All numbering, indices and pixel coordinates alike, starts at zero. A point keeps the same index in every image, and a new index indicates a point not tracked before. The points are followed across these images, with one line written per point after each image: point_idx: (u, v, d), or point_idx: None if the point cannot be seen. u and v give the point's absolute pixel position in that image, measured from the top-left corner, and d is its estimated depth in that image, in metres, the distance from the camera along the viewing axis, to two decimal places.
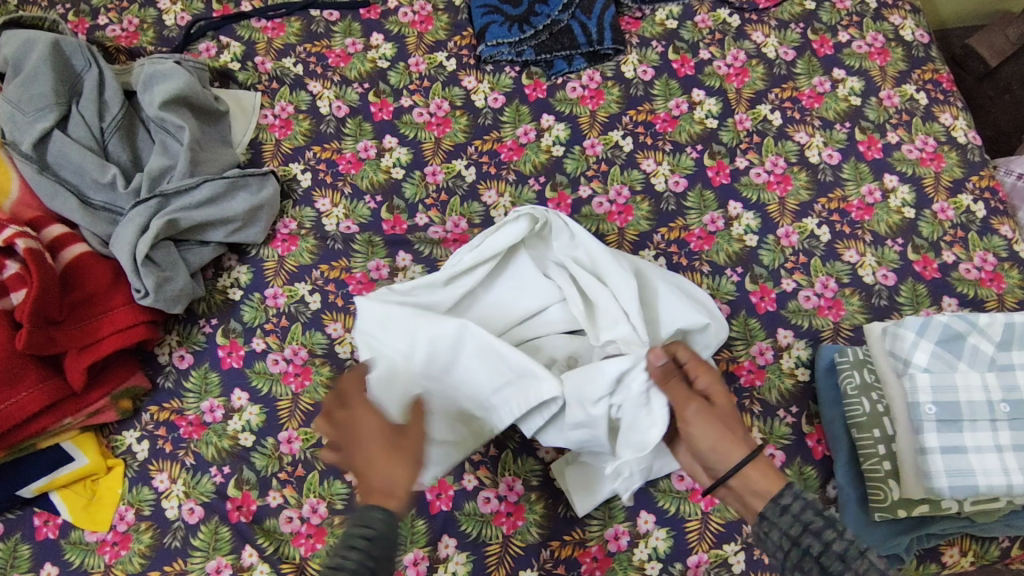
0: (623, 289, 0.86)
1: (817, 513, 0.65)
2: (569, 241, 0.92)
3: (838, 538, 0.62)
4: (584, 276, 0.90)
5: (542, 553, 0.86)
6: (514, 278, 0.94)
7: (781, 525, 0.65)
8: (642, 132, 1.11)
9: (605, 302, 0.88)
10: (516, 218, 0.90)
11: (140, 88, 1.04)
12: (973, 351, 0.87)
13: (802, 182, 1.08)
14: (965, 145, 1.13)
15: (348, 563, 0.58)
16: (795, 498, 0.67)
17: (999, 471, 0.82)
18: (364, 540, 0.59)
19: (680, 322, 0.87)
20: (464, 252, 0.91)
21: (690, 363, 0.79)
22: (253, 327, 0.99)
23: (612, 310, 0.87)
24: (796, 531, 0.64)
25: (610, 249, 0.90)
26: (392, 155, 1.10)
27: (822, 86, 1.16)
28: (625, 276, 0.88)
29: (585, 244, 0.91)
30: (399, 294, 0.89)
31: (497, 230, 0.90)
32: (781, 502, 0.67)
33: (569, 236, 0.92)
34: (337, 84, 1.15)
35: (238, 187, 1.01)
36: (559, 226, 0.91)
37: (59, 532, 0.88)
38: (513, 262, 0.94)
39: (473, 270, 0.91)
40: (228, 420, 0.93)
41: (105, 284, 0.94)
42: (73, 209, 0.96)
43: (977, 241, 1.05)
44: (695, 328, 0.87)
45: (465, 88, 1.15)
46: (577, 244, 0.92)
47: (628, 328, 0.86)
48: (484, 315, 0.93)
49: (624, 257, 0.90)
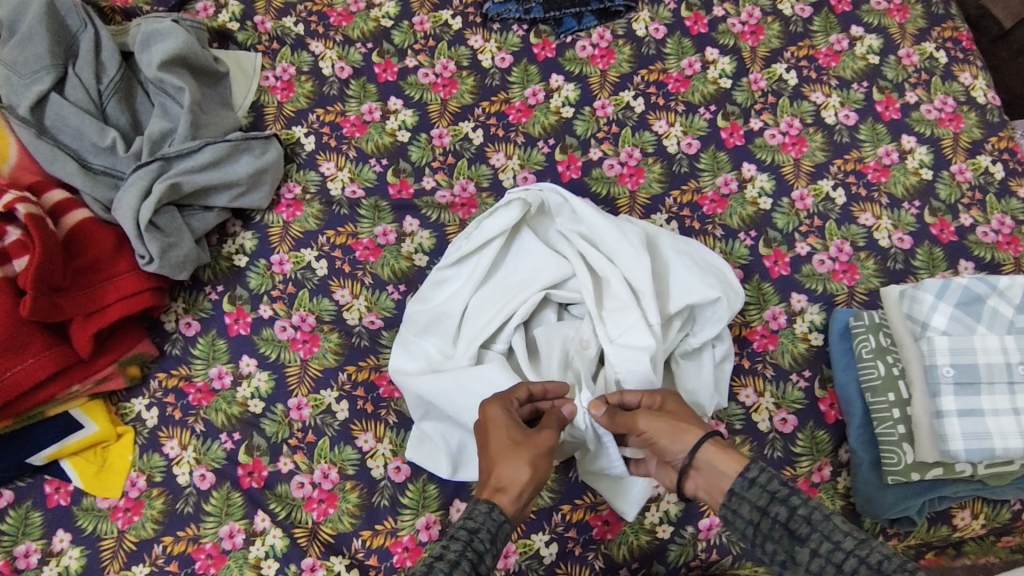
0: (634, 266, 0.85)
1: (782, 483, 0.62)
2: (571, 217, 0.91)
3: (804, 504, 0.60)
4: (589, 251, 0.88)
5: (554, 517, 0.86)
6: (521, 257, 0.91)
7: (750, 499, 0.62)
8: (654, 92, 1.08)
9: (613, 278, 0.85)
10: (508, 203, 0.89)
11: (138, 48, 1.01)
12: (993, 313, 0.86)
13: (818, 143, 1.06)
14: (984, 106, 1.10)
15: (449, 552, 0.58)
16: (760, 471, 0.64)
17: (1016, 433, 0.81)
18: (466, 531, 0.61)
19: (691, 296, 0.85)
20: (463, 241, 0.91)
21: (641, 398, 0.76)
22: (260, 294, 0.97)
23: (623, 287, 0.84)
24: (765, 502, 0.61)
25: (614, 222, 0.88)
26: (398, 118, 1.07)
27: (839, 44, 1.13)
28: (633, 245, 0.86)
29: (587, 218, 0.90)
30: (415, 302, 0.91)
31: (490, 216, 0.90)
32: (748, 473, 0.64)
33: (570, 211, 0.91)
34: (340, 44, 1.11)
35: (241, 150, 0.99)
36: (557, 202, 0.91)
37: (71, 499, 0.88)
38: (517, 243, 0.92)
39: (478, 256, 0.90)
40: (237, 386, 0.93)
41: (109, 250, 0.92)
42: (73, 173, 0.94)
43: (995, 204, 1.03)
44: (705, 302, 0.85)
45: (471, 47, 1.12)
46: (580, 219, 0.91)
47: (639, 307, 0.83)
48: (495, 302, 0.88)
49: (633, 228, 0.87)
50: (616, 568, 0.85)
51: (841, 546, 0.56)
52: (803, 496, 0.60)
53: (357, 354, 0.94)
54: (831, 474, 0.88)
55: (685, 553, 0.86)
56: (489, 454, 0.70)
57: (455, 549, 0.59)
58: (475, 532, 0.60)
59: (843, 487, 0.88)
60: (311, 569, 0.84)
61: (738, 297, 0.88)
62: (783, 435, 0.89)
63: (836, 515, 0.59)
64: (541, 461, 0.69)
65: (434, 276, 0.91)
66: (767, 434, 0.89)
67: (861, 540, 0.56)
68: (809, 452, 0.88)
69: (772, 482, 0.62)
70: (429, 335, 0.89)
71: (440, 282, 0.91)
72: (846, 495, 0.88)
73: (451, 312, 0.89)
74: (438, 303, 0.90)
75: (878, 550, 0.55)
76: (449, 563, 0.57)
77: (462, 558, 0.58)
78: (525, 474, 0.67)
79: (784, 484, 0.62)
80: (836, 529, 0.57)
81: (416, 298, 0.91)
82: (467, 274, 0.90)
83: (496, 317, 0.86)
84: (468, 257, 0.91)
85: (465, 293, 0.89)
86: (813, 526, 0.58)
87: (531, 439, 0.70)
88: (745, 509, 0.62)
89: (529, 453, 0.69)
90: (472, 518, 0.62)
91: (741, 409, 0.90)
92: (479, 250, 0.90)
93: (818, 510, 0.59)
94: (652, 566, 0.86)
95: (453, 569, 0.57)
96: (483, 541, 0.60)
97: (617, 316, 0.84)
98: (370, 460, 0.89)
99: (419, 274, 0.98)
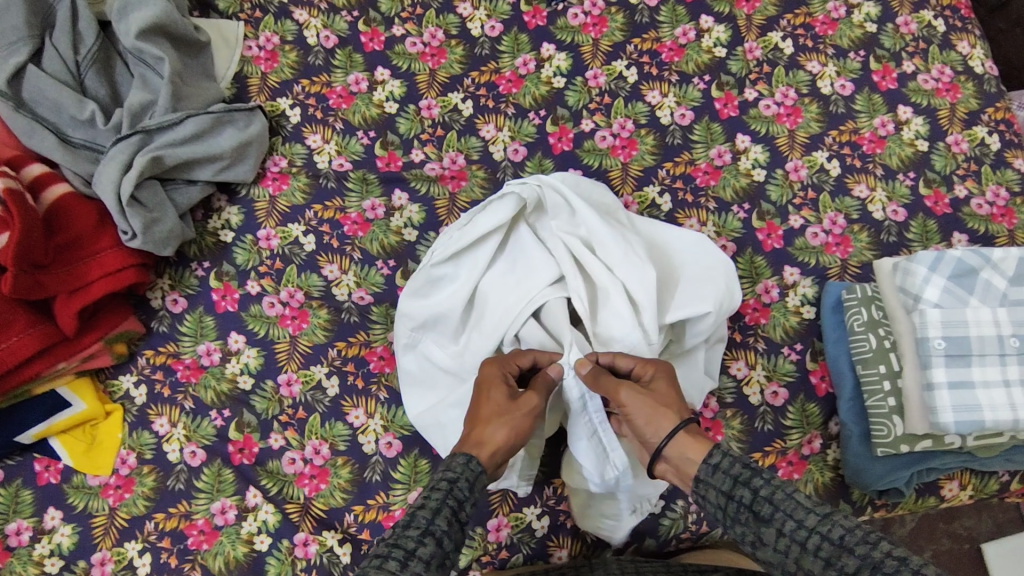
0: (637, 277, 0.80)
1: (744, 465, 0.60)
2: (569, 219, 0.85)
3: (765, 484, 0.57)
4: (587, 258, 0.82)
5: (546, 490, 0.86)
6: (518, 256, 0.86)
7: (716, 485, 0.60)
8: (647, 62, 1.06)
9: (611, 287, 0.80)
10: (502, 198, 0.84)
11: (115, 16, 0.97)
12: (985, 286, 0.86)
13: (813, 114, 1.04)
14: (981, 76, 1.08)
15: (430, 501, 0.58)
16: (724, 457, 0.61)
17: (1006, 406, 0.82)
18: (446, 482, 0.61)
19: (685, 310, 0.81)
20: (455, 235, 0.86)
21: (636, 365, 0.74)
22: (247, 270, 0.96)
23: (623, 300, 0.79)
24: (727, 487, 0.59)
25: (613, 228, 0.83)
26: (385, 89, 1.05)
27: (836, 11, 1.10)
28: (633, 254, 0.81)
29: (587, 223, 0.83)
30: (413, 301, 0.87)
31: (483, 211, 0.85)
32: (711, 461, 0.61)
33: (568, 213, 0.85)
34: (324, 13, 1.08)
35: (224, 123, 0.97)
36: (556, 202, 0.85)
37: (61, 477, 0.88)
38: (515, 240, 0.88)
39: (476, 253, 0.86)
40: (226, 363, 0.92)
41: (91, 226, 0.90)
42: (51, 147, 0.92)
43: (990, 175, 1.02)
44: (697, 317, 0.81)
45: (460, 15, 1.09)
46: (577, 221, 0.85)
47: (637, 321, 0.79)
48: (495, 304, 0.84)
49: (635, 240, 0.83)
50: (608, 541, 0.86)
51: (804, 524, 0.54)
52: (765, 476, 0.58)
53: (347, 330, 0.93)
54: (821, 446, 0.89)
55: (676, 526, 0.86)
56: (476, 412, 0.70)
57: (436, 498, 0.59)
58: (454, 481, 0.61)
59: (833, 459, 0.89)
60: (304, 544, 0.84)
61: (734, 304, 0.84)
62: (774, 408, 0.89)
63: (798, 491, 0.56)
64: (524, 426, 0.69)
65: (429, 274, 0.86)
66: (758, 407, 0.89)
67: (823, 516, 0.54)
68: (799, 424, 0.89)
69: (733, 467, 0.60)
70: (431, 334, 0.87)
71: (436, 280, 0.86)
72: (835, 467, 0.88)
73: (450, 314, 0.85)
74: (437, 304, 0.86)
75: (839, 525, 0.52)
76: (431, 510, 0.57)
77: (444, 505, 0.58)
78: (501, 436, 0.67)
79: (747, 466, 0.59)
80: (798, 507, 0.55)
81: (413, 294, 0.87)
82: (465, 273, 0.86)
83: (494, 322, 0.82)
84: (464, 254, 0.86)
85: (463, 293, 0.85)
86: (776, 506, 0.56)
87: (518, 402, 0.70)
88: (712, 494, 0.60)
89: (511, 418, 0.69)
90: (451, 467, 0.63)
91: (732, 383, 0.90)
92: (474, 246, 0.86)
93: (781, 488, 0.57)
94: (644, 540, 0.87)
95: (435, 517, 0.57)
96: (462, 490, 0.61)
97: (615, 326, 0.80)
98: (361, 436, 0.89)
99: (409, 249, 0.97)
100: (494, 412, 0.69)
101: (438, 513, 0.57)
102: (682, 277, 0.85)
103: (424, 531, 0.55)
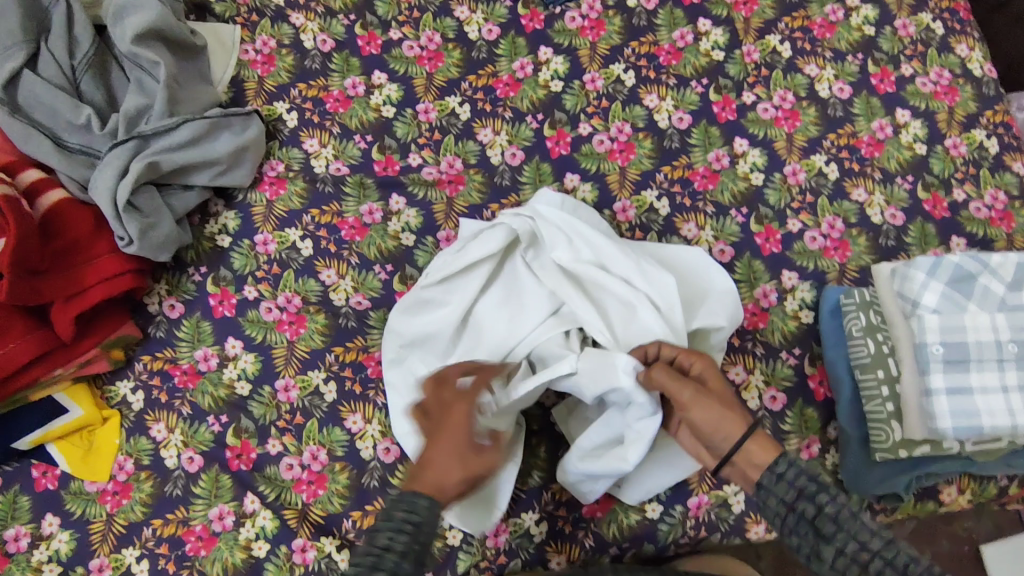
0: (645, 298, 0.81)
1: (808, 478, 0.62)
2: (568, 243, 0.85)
3: (831, 501, 0.60)
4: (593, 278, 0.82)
5: (544, 496, 0.86)
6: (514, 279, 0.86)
7: (778, 493, 0.63)
8: (645, 65, 1.06)
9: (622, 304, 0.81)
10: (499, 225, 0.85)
11: (111, 21, 0.96)
12: (984, 291, 0.86)
13: (811, 117, 1.04)
14: (980, 78, 1.08)
15: (395, 546, 0.59)
16: (789, 466, 0.63)
17: (1005, 411, 0.82)
18: (409, 526, 0.60)
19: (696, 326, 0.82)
20: (448, 258, 0.86)
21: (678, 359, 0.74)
22: (244, 275, 0.96)
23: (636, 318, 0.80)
24: (792, 498, 0.61)
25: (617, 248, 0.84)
26: (382, 92, 1.04)
27: (834, 14, 1.10)
28: (641, 270, 0.82)
29: (590, 244, 0.84)
30: (404, 322, 0.87)
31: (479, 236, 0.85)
32: (777, 470, 0.64)
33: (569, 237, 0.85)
34: (321, 16, 1.08)
35: (221, 127, 0.97)
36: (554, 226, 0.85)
37: (59, 483, 0.88)
38: (508, 265, 0.88)
39: (468, 276, 0.86)
40: (224, 368, 0.92)
41: (88, 231, 0.90)
42: (47, 152, 0.91)
43: (989, 179, 1.02)
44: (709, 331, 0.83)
45: (457, 18, 1.08)
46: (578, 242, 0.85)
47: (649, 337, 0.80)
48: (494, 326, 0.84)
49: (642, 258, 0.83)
50: (606, 546, 0.86)
51: (867, 546, 0.57)
52: (831, 493, 0.60)
53: (344, 336, 0.93)
54: (819, 451, 0.89)
55: (674, 531, 0.86)
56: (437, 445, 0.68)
57: (402, 541, 0.59)
58: (420, 526, 0.60)
59: (831, 464, 0.89)
60: (302, 550, 0.84)
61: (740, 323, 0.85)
62: (772, 412, 0.89)
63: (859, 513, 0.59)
64: (482, 473, 0.67)
65: (419, 296, 0.86)
66: (757, 412, 0.89)
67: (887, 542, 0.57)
68: (797, 429, 0.89)
69: (799, 478, 0.62)
70: (418, 352, 0.86)
71: (425, 302, 0.86)
72: (833, 471, 0.89)
73: (442, 336, 0.85)
74: (427, 324, 0.86)
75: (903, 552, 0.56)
76: (397, 553, 0.58)
77: (409, 548, 0.59)
78: (461, 486, 0.66)
79: (813, 480, 0.62)
80: (861, 529, 0.58)
81: (403, 315, 0.87)
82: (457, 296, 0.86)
83: (491, 348, 0.84)
84: (456, 278, 0.86)
85: (456, 314, 0.85)
86: (841, 525, 0.59)
87: (482, 449, 0.68)
88: (773, 501, 0.63)
89: (474, 463, 0.66)
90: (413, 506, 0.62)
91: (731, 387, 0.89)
92: (467, 271, 0.86)
93: (847, 507, 0.59)
94: (642, 546, 0.86)
95: (401, 561, 0.58)
96: (428, 533, 0.61)
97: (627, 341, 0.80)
98: (359, 441, 0.89)
99: (406, 254, 0.97)
100: (454, 454, 0.67)
101: (404, 558, 0.58)
102: (687, 295, 0.85)
103: (390, 573, 0.57)
